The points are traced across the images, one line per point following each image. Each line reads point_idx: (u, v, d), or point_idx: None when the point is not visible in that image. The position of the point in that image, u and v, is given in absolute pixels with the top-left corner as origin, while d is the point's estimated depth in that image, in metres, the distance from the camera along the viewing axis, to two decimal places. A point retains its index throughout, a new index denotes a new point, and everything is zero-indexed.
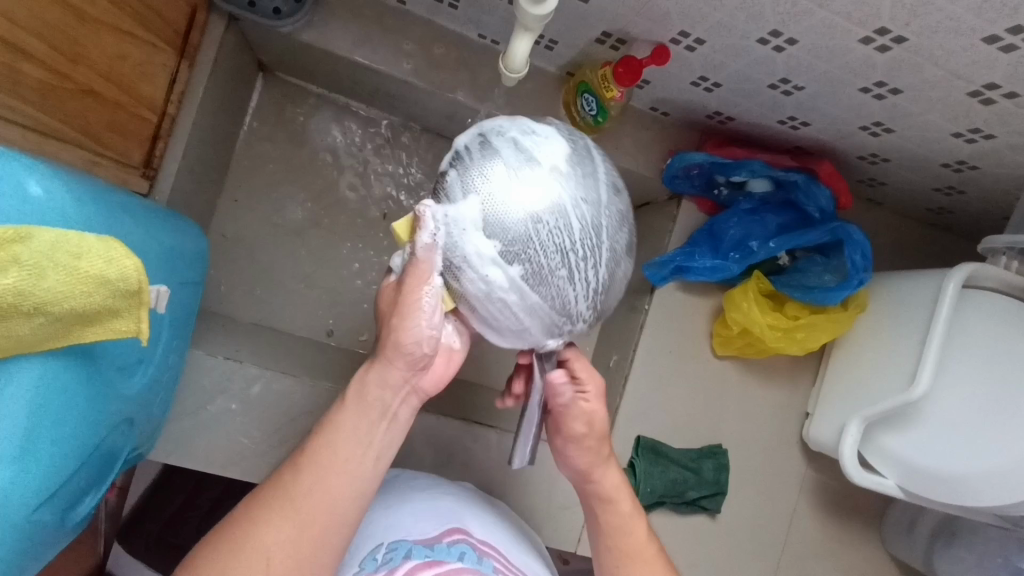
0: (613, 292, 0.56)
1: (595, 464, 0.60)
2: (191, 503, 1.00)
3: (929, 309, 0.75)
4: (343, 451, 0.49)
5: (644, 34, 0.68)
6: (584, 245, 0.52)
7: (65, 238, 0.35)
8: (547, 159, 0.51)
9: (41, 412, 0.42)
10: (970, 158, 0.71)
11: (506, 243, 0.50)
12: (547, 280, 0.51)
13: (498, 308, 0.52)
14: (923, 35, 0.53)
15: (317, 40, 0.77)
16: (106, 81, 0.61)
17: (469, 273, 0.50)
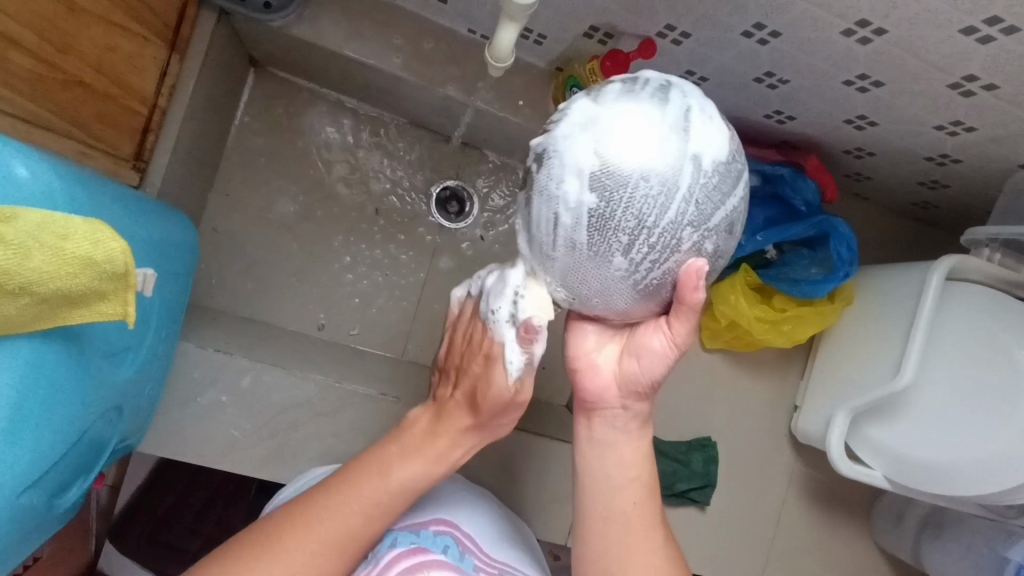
0: (650, 302, 0.47)
1: (617, 425, 0.52)
2: (183, 501, 1.00)
3: (914, 302, 0.76)
4: (394, 500, 0.50)
5: (631, 28, 0.69)
6: (663, 241, 0.43)
7: (51, 219, 0.36)
8: (696, 142, 0.42)
9: (27, 395, 0.43)
10: (953, 151, 0.72)
11: (603, 172, 0.42)
12: (605, 235, 0.43)
13: (545, 221, 0.44)
14: (901, 27, 0.54)
15: (307, 34, 0.77)
16: (96, 72, 0.62)
17: (551, 172, 0.43)
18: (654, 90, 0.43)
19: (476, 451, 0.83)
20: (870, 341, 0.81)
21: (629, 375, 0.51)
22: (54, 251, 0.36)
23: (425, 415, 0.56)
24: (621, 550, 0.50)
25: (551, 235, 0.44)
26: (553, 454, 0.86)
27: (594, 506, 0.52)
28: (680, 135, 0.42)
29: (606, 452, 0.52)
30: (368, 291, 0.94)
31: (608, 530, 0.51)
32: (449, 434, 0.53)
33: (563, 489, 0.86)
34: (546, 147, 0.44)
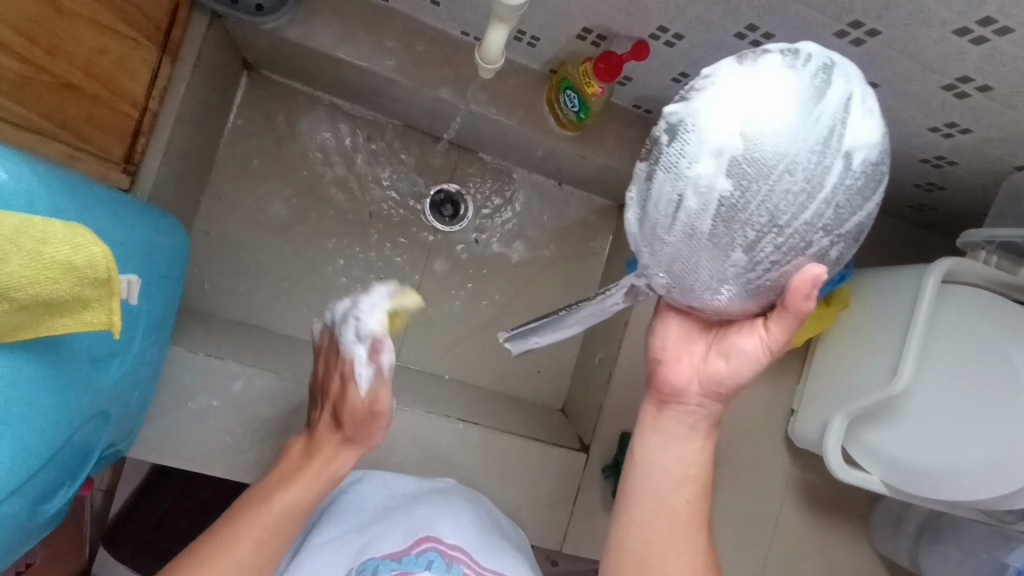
0: (754, 301, 0.46)
1: (686, 426, 0.53)
2: (177, 506, 1.00)
3: (909, 305, 0.75)
4: (287, 519, 0.59)
5: (624, 30, 0.68)
6: (791, 241, 0.42)
7: (30, 224, 0.35)
8: (853, 136, 0.41)
9: (8, 402, 0.42)
10: (949, 153, 0.72)
11: (749, 159, 0.40)
12: (724, 225, 0.42)
13: (666, 199, 0.43)
14: (895, 28, 0.54)
15: (300, 37, 0.77)
16: (85, 75, 0.61)
17: (682, 150, 0.42)
18: (816, 72, 0.41)
19: (470, 456, 0.83)
20: (866, 344, 0.80)
21: (709, 374, 0.51)
22: (34, 256, 0.36)
23: (301, 442, 0.65)
24: (667, 544, 0.53)
25: (670, 214, 0.43)
26: (548, 459, 0.85)
27: (647, 500, 0.54)
28: (836, 126, 0.41)
29: (671, 446, 0.54)
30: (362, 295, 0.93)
31: (657, 525, 0.54)
32: (323, 461, 0.63)
33: (558, 494, 0.85)
34: (682, 119, 0.42)
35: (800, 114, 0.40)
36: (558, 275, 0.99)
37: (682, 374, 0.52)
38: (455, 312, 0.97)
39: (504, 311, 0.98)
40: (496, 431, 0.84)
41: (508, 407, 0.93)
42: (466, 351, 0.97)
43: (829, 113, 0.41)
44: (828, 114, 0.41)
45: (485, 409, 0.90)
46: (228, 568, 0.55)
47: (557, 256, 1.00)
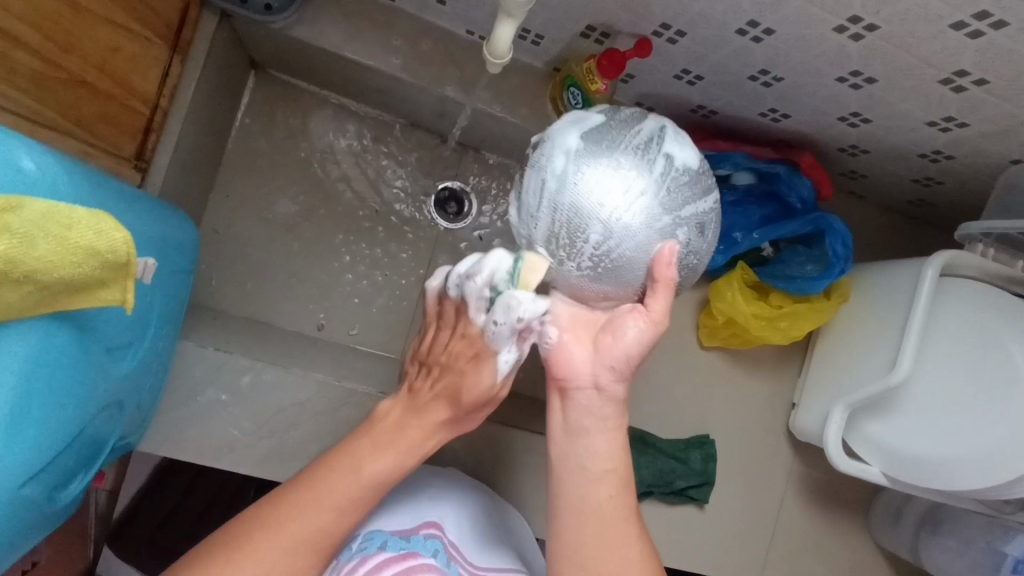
0: (617, 280, 0.55)
1: (594, 415, 0.53)
2: (183, 504, 1.00)
3: (908, 297, 0.76)
4: (364, 490, 0.52)
5: (627, 27, 0.69)
6: (626, 218, 0.53)
7: (55, 208, 0.36)
8: (665, 150, 0.55)
9: (29, 384, 0.43)
10: (946, 147, 0.73)
11: (588, 153, 0.54)
12: (575, 204, 0.53)
13: (535, 185, 0.55)
14: (892, 23, 0.55)
15: (308, 36, 0.78)
16: (99, 72, 0.62)
17: (545, 154, 0.56)
18: (631, 114, 0.57)
19: (476, 449, 0.84)
20: (865, 335, 0.82)
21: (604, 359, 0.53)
22: (58, 239, 0.36)
23: (404, 403, 0.60)
24: (598, 543, 0.50)
25: (542, 198, 0.55)
26: (552, 452, 0.86)
27: (569, 501, 0.52)
28: (649, 142, 0.55)
29: (584, 442, 0.52)
30: (367, 292, 0.94)
31: (584, 528, 0.51)
32: (460, 421, 0.61)
33: None
34: (546, 137, 0.57)
35: (617, 132, 0.55)
36: None
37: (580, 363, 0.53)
38: None
39: None
40: (501, 425, 0.84)
41: (512, 402, 0.94)
42: None
43: (641, 135, 0.55)
44: (643, 137, 0.55)
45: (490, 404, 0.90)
46: (307, 534, 0.50)
47: None
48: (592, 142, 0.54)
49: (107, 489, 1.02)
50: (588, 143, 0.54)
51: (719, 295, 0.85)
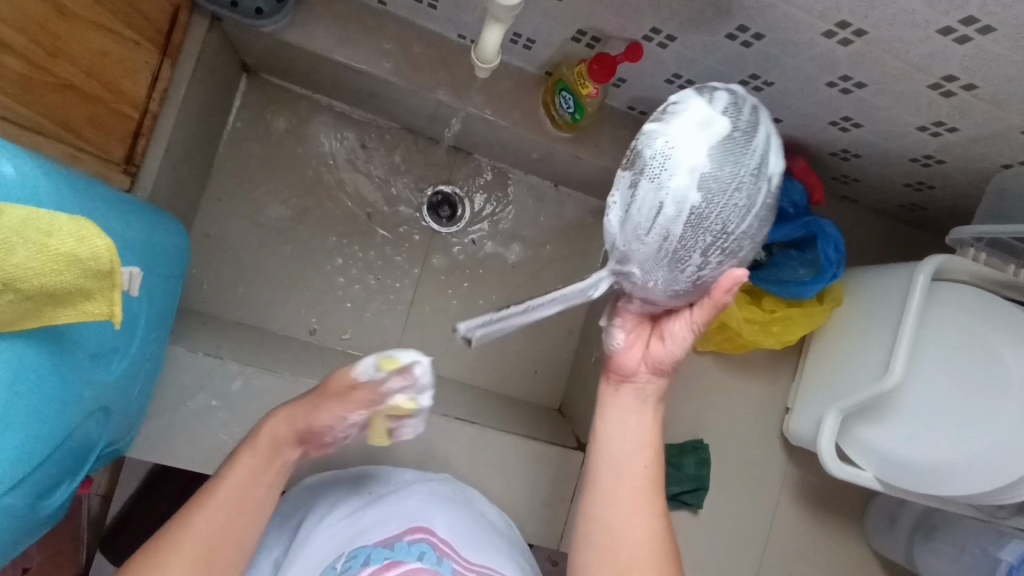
0: (696, 295, 0.55)
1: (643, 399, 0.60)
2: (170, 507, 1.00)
3: (901, 301, 0.76)
4: (230, 508, 0.56)
5: (617, 32, 0.69)
6: (763, 240, 0.53)
7: (36, 216, 0.36)
8: (774, 163, 0.52)
9: (11, 394, 0.43)
10: (937, 152, 0.73)
11: (712, 174, 0.49)
12: (731, 234, 0.51)
13: (649, 203, 0.50)
14: (880, 28, 0.55)
15: (299, 39, 0.78)
16: (87, 76, 0.62)
17: (661, 169, 0.50)
18: (749, 113, 0.52)
19: (467, 456, 0.83)
20: (857, 340, 0.81)
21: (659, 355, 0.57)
22: (39, 247, 0.36)
23: (272, 421, 0.61)
24: (630, 506, 0.57)
25: (652, 224, 0.50)
26: (544, 459, 0.86)
27: (607, 466, 0.59)
28: (765, 159, 0.51)
29: (625, 422, 0.59)
30: (360, 296, 0.94)
31: (616, 495, 0.58)
32: (324, 408, 0.59)
33: (555, 493, 0.86)
34: (652, 143, 0.50)
35: (745, 144, 0.51)
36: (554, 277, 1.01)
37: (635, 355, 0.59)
38: (450, 313, 0.98)
39: (500, 311, 0.99)
40: (493, 431, 0.84)
41: (504, 407, 0.93)
42: (463, 351, 0.98)
43: (789, 154, 0.54)
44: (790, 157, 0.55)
45: (483, 408, 0.90)
46: (217, 505, 0.56)
47: (554, 257, 1.01)
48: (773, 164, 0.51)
49: (100, 494, 1.02)
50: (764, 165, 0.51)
51: None
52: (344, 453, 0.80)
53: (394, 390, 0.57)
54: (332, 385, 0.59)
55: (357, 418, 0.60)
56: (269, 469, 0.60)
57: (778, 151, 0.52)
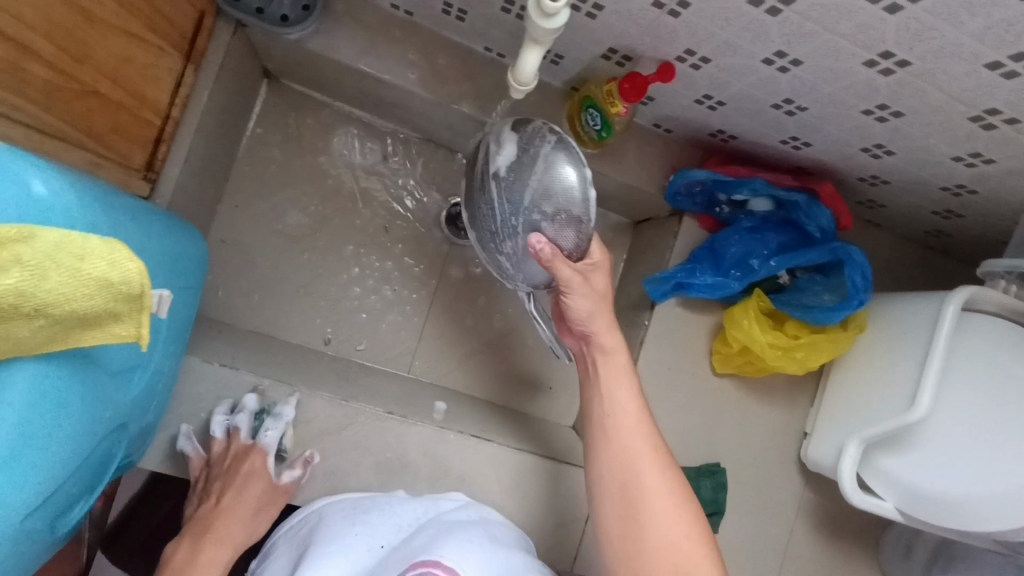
0: (551, 239, 0.64)
1: (615, 368, 0.70)
2: (173, 510, 0.99)
3: (928, 332, 0.75)
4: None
5: (650, 52, 0.68)
6: (563, 202, 0.63)
7: (68, 239, 0.35)
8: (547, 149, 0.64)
9: (35, 420, 0.41)
10: (970, 182, 0.72)
11: (504, 177, 0.65)
12: (527, 212, 0.64)
13: (487, 225, 0.67)
14: (925, 60, 0.54)
15: (323, 48, 0.77)
16: (112, 83, 0.61)
17: (478, 196, 0.67)
18: (515, 127, 0.66)
19: (480, 474, 0.82)
20: (882, 370, 0.80)
21: (599, 330, 0.70)
22: (71, 272, 0.35)
23: (184, 545, 0.69)
24: (629, 450, 0.66)
25: (490, 236, 0.68)
26: (557, 479, 0.85)
27: (596, 407, 0.69)
28: (540, 140, 0.65)
29: (608, 369, 0.70)
30: (377, 308, 0.93)
31: (614, 450, 0.66)
32: (257, 519, 0.73)
33: (568, 514, 0.85)
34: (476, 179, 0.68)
35: (520, 148, 0.65)
36: None
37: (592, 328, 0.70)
38: (465, 327, 0.97)
39: (516, 325, 0.98)
40: (508, 449, 0.83)
41: (519, 422, 0.92)
42: (477, 366, 0.97)
43: (553, 137, 0.65)
44: (553, 142, 0.65)
45: (498, 423, 0.89)
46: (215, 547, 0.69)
47: None
48: (523, 153, 0.65)
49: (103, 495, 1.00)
50: (517, 154, 0.65)
51: (734, 322, 0.84)
52: (356, 468, 0.79)
53: (270, 438, 0.74)
54: (257, 496, 0.73)
55: (287, 479, 0.75)
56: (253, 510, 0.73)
57: (547, 140, 0.65)
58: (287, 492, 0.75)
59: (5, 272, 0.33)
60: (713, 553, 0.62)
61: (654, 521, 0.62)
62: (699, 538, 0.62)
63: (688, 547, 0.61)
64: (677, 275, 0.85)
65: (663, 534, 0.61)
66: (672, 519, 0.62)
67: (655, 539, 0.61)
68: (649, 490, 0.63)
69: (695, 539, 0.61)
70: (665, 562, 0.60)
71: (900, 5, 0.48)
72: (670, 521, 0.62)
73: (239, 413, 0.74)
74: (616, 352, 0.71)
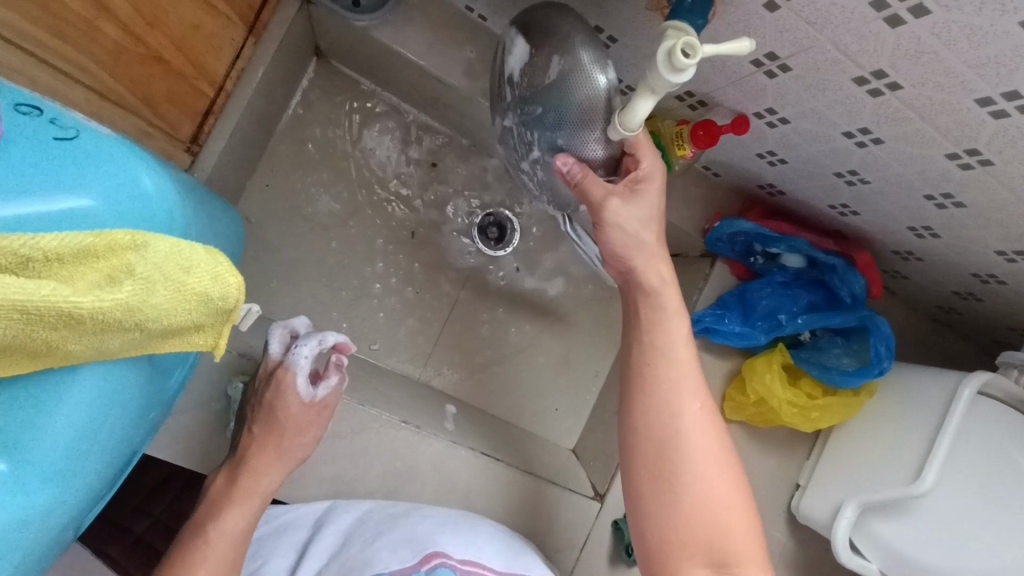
0: (578, 154, 0.58)
1: (662, 312, 0.63)
2: (141, 480, 0.94)
3: (941, 408, 0.77)
4: (231, 542, 0.62)
5: (728, 102, 0.68)
6: (581, 112, 0.56)
7: (178, 251, 0.39)
8: (563, 43, 0.56)
9: (96, 426, 0.43)
10: (1003, 274, 0.75)
11: (519, 89, 0.59)
12: (543, 128, 0.58)
13: (515, 141, 0.63)
14: (1009, 164, 0.55)
15: (389, 38, 0.74)
16: (178, 51, 0.57)
17: (504, 112, 0.63)
18: (528, 21, 0.58)
19: (485, 493, 0.80)
20: (901, 420, 0.81)
21: (641, 266, 0.62)
22: (175, 285, 0.39)
23: (222, 476, 0.66)
24: (680, 417, 0.60)
25: (518, 150, 0.64)
26: (558, 506, 0.82)
27: (642, 359, 0.62)
28: (553, 33, 0.56)
29: (663, 321, 0.63)
30: (396, 309, 0.91)
31: (654, 404, 0.61)
32: (291, 448, 0.67)
33: (566, 539, 0.82)
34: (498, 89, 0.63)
35: (530, 50, 0.58)
36: (591, 318, 0.98)
37: (633, 261, 0.62)
38: (480, 337, 0.95)
39: (530, 343, 0.97)
40: (515, 472, 0.81)
41: (525, 440, 0.90)
42: (487, 380, 0.94)
43: (575, 28, 0.56)
44: (576, 32, 0.56)
45: (502, 437, 0.87)
46: (242, 506, 0.63)
47: (593, 298, 0.98)
48: (536, 54, 0.57)
49: None
50: (532, 55, 0.57)
51: (756, 375, 0.85)
52: (362, 474, 0.76)
53: (302, 355, 0.69)
54: (290, 421, 0.67)
55: (324, 392, 0.69)
56: (285, 454, 0.67)
57: (568, 36, 0.56)
58: (327, 405, 0.70)
59: (120, 285, 0.37)
60: (753, 524, 0.60)
61: (695, 487, 0.58)
62: (741, 506, 0.59)
63: (729, 520, 0.58)
64: (707, 319, 0.85)
65: (703, 502, 0.58)
66: (716, 487, 0.59)
67: (693, 506, 0.58)
68: (692, 454, 0.59)
69: (737, 510, 0.59)
70: (701, 531, 0.57)
71: (1007, 113, 0.49)
72: (711, 489, 0.59)
73: (273, 329, 0.71)
74: (663, 290, 0.63)
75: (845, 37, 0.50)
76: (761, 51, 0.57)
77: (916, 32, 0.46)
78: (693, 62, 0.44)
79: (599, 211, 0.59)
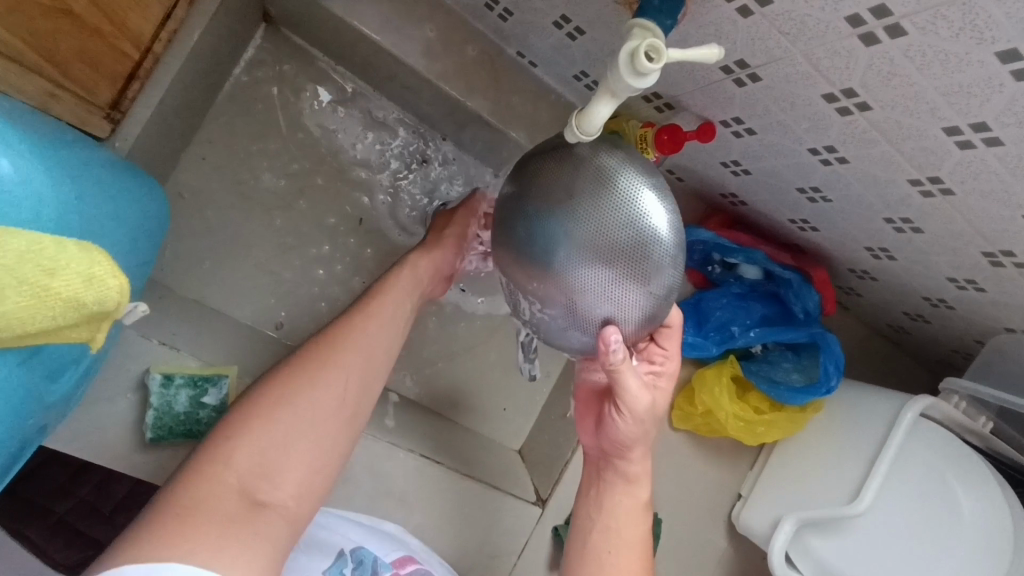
0: (627, 322, 0.52)
1: (634, 501, 0.66)
2: (58, 460, 0.87)
3: (882, 431, 0.77)
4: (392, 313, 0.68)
5: (695, 107, 0.65)
6: (640, 273, 0.49)
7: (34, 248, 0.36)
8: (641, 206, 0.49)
9: None
10: (952, 300, 0.75)
11: (562, 238, 0.49)
12: (583, 281, 0.50)
13: (523, 280, 0.53)
14: (969, 194, 0.54)
15: (341, 9, 0.68)
16: (93, 6, 0.50)
17: (522, 250, 0.51)
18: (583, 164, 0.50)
19: (422, 497, 0.76)
20: (846, 440, 0.81)
21: (634, 459, 0.65)
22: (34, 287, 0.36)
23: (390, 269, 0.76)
24: None
25: (523, 288, 0.53)
26: (498, 513, 0.79)
27: (591, 548, 0.64)
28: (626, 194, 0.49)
29: (628, 510, 0.65)
30: (340, 301, 0.86)
31: None
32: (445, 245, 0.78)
33: (505, 545, 0.79)
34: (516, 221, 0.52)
35: (589, 199, 0.49)
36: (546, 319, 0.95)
37: (629, 450, 0.64)
38: (428, 331, 0.91)
39: (481, 339, 0.93)
40: (456, 474, 0.78)
41: (470, 442, 0.87)
42: (434, 376, 0.91)
43: None
44: None
45: (446, 438, 0.84)
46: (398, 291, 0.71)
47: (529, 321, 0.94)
48: (588, 201, 0.49)
49: None
50: (588, 200, 0.49)
51: (705, 385, 0.84)
52: None
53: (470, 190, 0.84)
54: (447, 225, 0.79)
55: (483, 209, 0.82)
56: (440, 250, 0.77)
57: None
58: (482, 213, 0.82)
59: None
60: None
61: None
62: None
63: None
64: None
65: None
66: None
67: None
68: None
69: None
70: None
71: (973, 144, 0.48)
72: None
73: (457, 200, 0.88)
74: (640, 482, 0.66)
75: (818, 51, 0.47)
76: (732, 58, 0.54)
77: (891, 52, 0.44)
78: (656, 67, 0.41)
79: (628, 400, 0.59)
